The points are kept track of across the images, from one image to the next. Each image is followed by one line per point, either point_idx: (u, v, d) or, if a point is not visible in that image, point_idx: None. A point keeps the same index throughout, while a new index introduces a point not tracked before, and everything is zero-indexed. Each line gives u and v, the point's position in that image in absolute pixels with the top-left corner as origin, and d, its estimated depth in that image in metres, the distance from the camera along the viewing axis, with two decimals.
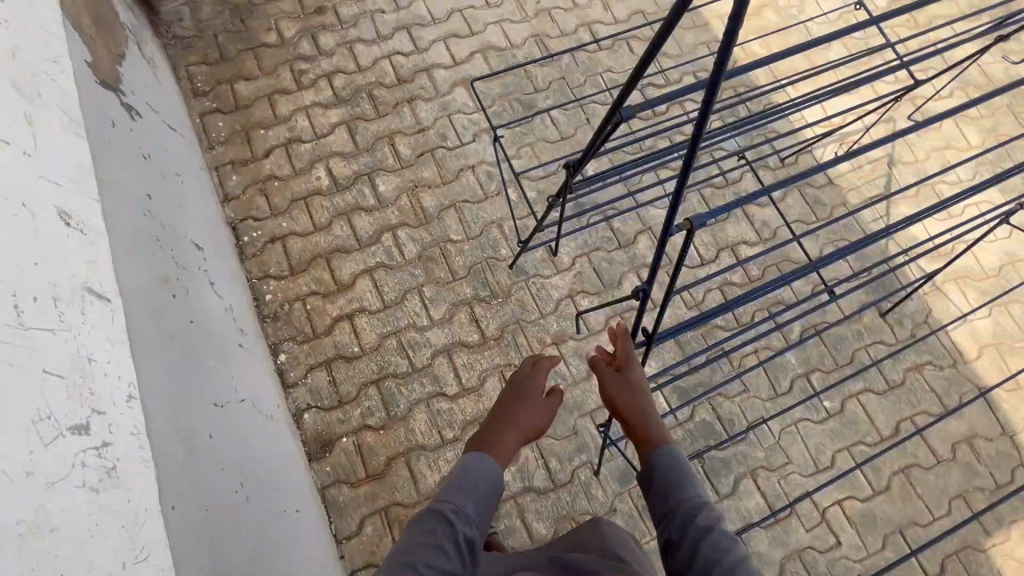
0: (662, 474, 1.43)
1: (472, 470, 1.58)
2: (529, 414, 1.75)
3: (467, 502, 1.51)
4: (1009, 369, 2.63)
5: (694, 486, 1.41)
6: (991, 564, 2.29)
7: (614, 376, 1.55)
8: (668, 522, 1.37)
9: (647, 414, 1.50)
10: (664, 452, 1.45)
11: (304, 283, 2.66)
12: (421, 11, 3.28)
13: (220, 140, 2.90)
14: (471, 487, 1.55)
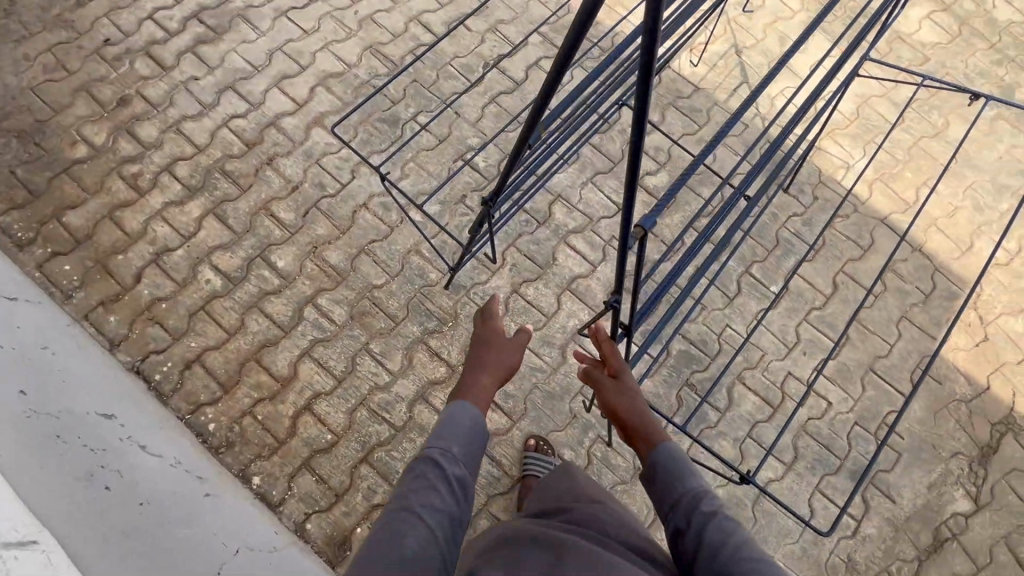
0: (661, 465, 1.35)
1: (452, 415, 1.43)
2: (498, 355, 1.60)
3: (453, 443, 1.36)
4: (898, 193, 2.92)
5: (693, 475, 1.33)
6: (946, 362, 2.60)
7: (612, 381, 1.52)
8: (673, 512, 1.29)
9: (644, 416, 1.45)
10: (664, 447, 1.38)
11: (244, 394, 2.41)
12: (240, 64, 2.98)
13: (76, 284, 2.51)
14: (450, 429, 1.39)
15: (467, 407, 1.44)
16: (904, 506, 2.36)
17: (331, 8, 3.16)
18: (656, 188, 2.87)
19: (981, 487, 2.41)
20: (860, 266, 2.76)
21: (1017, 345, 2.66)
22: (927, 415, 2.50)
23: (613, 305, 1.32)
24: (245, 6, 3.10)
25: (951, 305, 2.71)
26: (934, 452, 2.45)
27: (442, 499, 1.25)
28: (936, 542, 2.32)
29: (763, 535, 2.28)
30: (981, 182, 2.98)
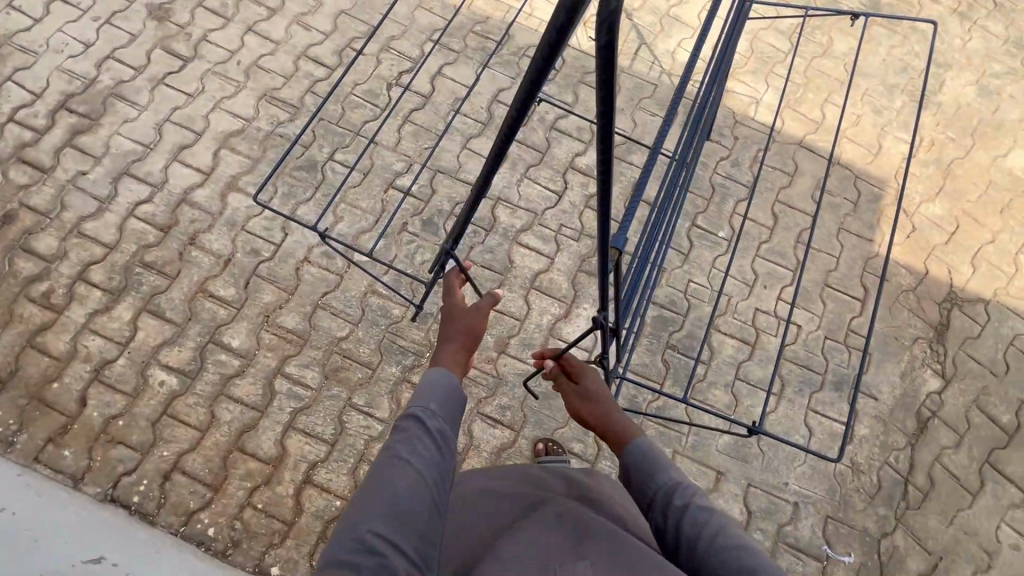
0: (634, 464, 1.32)
1: (427, 382, 1.36)
2: (466, 320, 1.47)
3: (432, 399, 1.31)
4: (807, 115, 3.08)
5: (664, 468, 1.30)
6: (887, 260, 2.80)
7: (574, 387, 1.51)
8: (652, 510, 1.27)
9: (614, 417, 1.43)
10: (636, 443, 1.35)
11: (237, 488, 2.28)
12: (128, 146, 2.75)
13: (15, 428, 2.28)
14: (426, 390, 1.34)
15: (443, 373, 1.37)
16: (886, 400, 2.54)
17: (211, 64, 2.97)
18: (588, 167, 2.90)
19: (944, 363, 2.62)
20: (791, 192, 2.91)
21: (941, 227, 2.89)
22: (884, 311, 2.69)
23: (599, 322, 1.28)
24: (115, 84, 2.87)
25: (878, 206, 2.91)
26: (898, 343, 2.64)
27: (427, 453, 1.23)
28: (920, 423, 2.51)
29: (774, 465, 2.40)
30: (874, 87, 3.19)
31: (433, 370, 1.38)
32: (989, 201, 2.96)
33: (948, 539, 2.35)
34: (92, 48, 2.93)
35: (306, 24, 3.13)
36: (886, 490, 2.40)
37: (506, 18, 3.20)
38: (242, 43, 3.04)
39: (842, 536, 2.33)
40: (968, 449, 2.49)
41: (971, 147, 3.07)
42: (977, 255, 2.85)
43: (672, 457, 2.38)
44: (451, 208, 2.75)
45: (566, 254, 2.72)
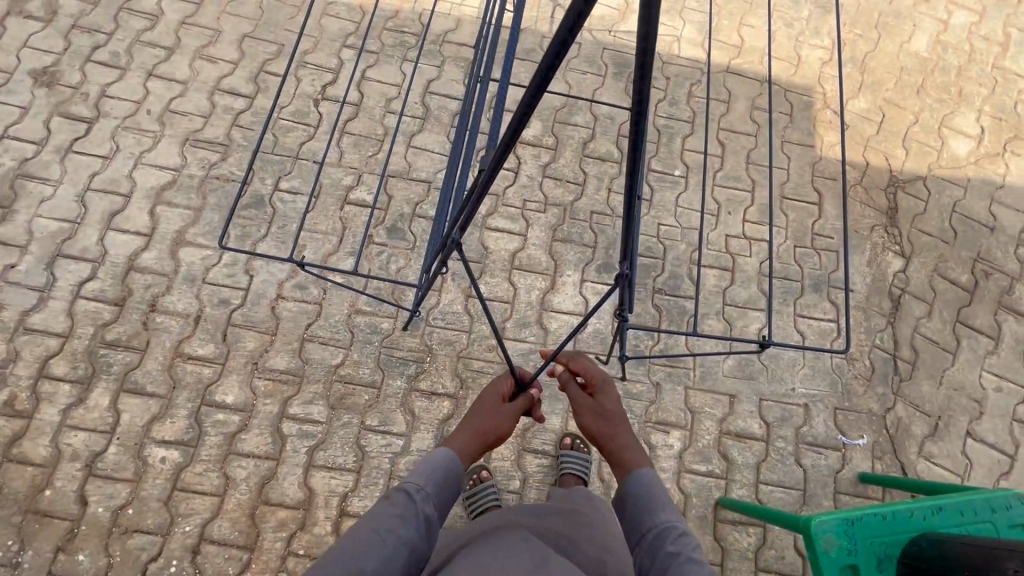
0: (633, 498, 1.40)
1: (433, 461, 1.40)
2: (488, 422, 1.50)
3: (429, 482, 1.36)
4: (727, 41, 3.18)
5: (666, 511, 1.36)
6: (830, 161, 2.95)
7: (591, 401, 1.54)
8: (639, 547, 1.34)
9: (628, 444, 1.48)
10: (640, 477, 1.42)
11: (272, 541, 2.22)
12: (53, 226, 2.55)
13: (16, 547, 2.13)
14: (429, 471, 1.37)
15: (451, 463, 1.41)
16: (860, 289, 2.71)
17: (119, 120, 2.78)
18: (536, 137, 2.91)
19: (902, 243, 2.81)
20: (730, 118, 3.01)
21: (870, 119, 3.06)
22: (839, 209, 2.86)
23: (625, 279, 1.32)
24: (19, 163, 2.65)
25: (811, 113, 3.06)
26: (858, 235, 2.81)
27: (410, 534, 1.27)
28: (895, 302, 2.69)
29: (778, 375, 2.53)
30: (780, 2, 3.32)
31: (442, 453, 1.42)
32: (905, 85, 3.16)
33: (942, 399, 2.55)
34: None
35: (210, 56, 2.96)
36: (880, 370, 2.57)
37: (417, 8, 3.13)
38: (146, 91, 2.85)
39: (853, 422, 2.49)
40: (940, 315, 2.69)
41: (878, 40, 3.25)
42: (906, 138, 3.04)
43: (686, 393, 2.47)
44: (412, 209, 2.70)
45: (537, 227, 2.73)
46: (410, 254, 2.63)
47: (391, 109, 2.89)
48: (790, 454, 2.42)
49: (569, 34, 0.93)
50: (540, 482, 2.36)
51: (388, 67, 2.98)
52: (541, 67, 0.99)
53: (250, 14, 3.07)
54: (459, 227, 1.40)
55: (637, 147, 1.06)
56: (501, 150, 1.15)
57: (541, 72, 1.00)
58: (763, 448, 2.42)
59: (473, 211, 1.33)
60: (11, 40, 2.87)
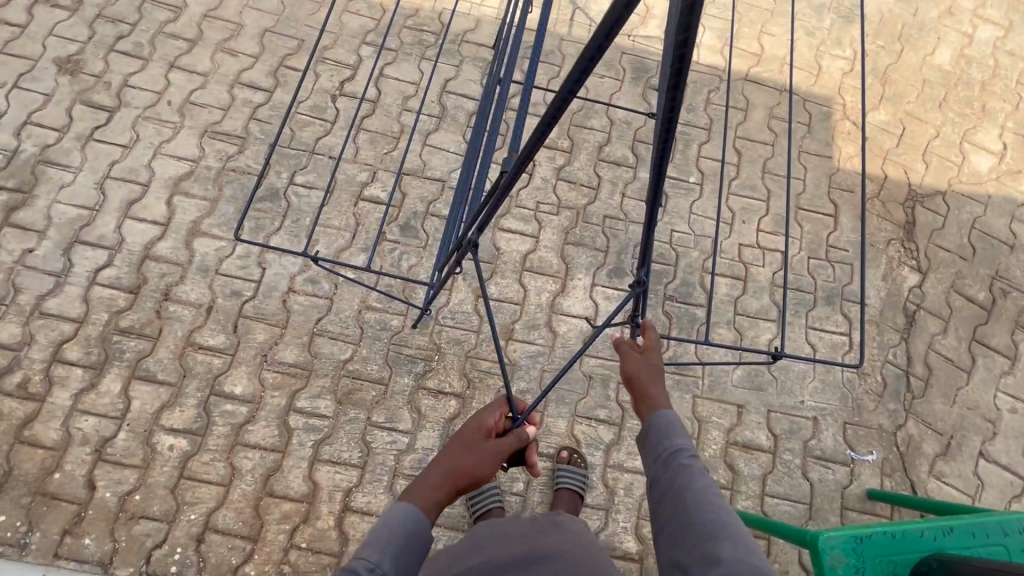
0: (653, 423, 1.31)
1: (390, 522, 1.24)
2: (460, 462, 1.33)
3: (384, 557, 1.18)
4: (746, 49, 3.15)
5: (682, 437, 1.28)
6: (848, 173, 2.93)
7: (642, 355, 1.41)
8: (651, 464, 1.28)
9: (656, 380, 1.37)
10: (664, 414, 1.31)
11: (276, 533, 2.23)
12: (72, 213, 2.59)
13: (25, 529, 2.16)
14: (386, 540, 1.20)
15: (413, 522, 1.24)
16: (874, 303, 2.68)
17: (140, 110, 2.81)
18: (552, 140, 2.91)
19: (918, 257, 2.77)
20: (747, 126, 2.99)
21: (890, 132, 3.03)
22: (855, 222, 2.83)
23: (640, 285, 1.32)
24: (41, 149, 2.69)
25: (829, 123, 3.03)
26: (874, 248, 2.78)
27: None
28: (909, 318, 2.66)
29: (788, 387, 2.51)
30: (803, 10, 3.29)
31: (404, 508, 1.26)
32: (927, 98, 3.12)
33: (954, 418, 2.52)
34: (6, 116, 2.73)
35: (231, 49, 2.98)
36: (892, 386, 2.54)
37: (437, 7, 3.14)
38: (167, 82, 2.88)
39: (863, 438, 2.46)
40: (955, 332, 2.66)
41: (900, 52, 3.21)
42: (926, 152, 3.00)
43: (693, 401, 2.45)
44: (425, 207, 2.71)
45: (549, 229, 2.73)
46: (421, 253, 2.63)
47: (407, 106, 2.90)
48: (797, 467, 2.39)
49: (605, 40, 0.91)
50: (543, 486, 2.36)
51: (406, 65, 2.99)
52: (573, 72, 0.98)
53: (272, 9, 3.10)
54: (477, 228, 1.38)
55: (664, 156, 1.05)
56: (525, 155, 1.14)
57: (572, 76, 0.99)
58: (770, 460, 2.39)
59: (493, 211, 1.32)
60: (37, 27, 2.92)
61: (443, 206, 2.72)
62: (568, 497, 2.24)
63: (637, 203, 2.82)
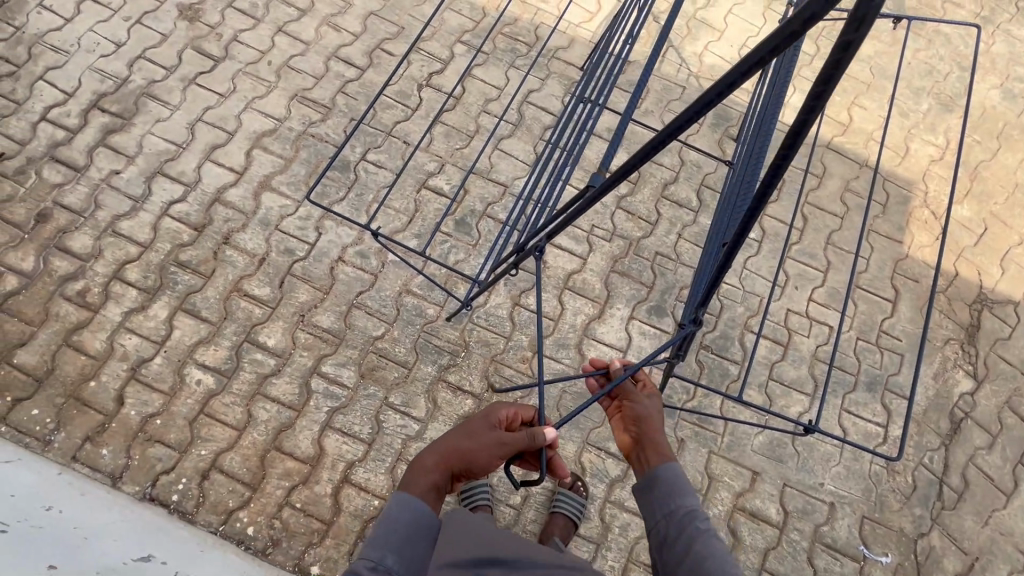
0: (662, 481, 1.39)
1: (389, 514, 1.29)
2: (464, 449, 1.36)
3: (387, 553, 1.23)
4: (832, 116, 3.10)
5: (691, 494, 1.38)
6: (917, 262, 2.82)
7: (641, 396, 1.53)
8: (662, 523, 1.35)
9: (660, 431, 1.48)
10: (670, 469, 1.40)
11: (275, 487, 2.29)
12: (161, 146, 2.76)
13: (52, 426, 2.28)
14: (386, 533, 1.26)
15: (412, 512, 1.30)
16: (919, 401, 2.55)
17: (242, 65, 2.98)
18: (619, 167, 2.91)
19: (976, 364, 2.64)
20: (820, 193, 2.92)
21: (970, 229, 2.90)
22: (914, 313, 2.71)
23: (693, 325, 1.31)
24: (147, 83, 2.89)
25: (907, 208, 2.93)
26: (930, 344, 2.66)
27: None
28: (954, 424, 2.52)
29: (809, 465, 2.41)
30: (901, 89, 3.21)
31: (402, 500, 1.31)
32: (1016, 203, 2.99)
33: (984, 540, 2.36)
34: (124, 48, 2.95)
35: (336, 25, 3.14)
36: (922, 491, 2.40)
37: (535, 19, 3.22)
38: (272, 44, 3.05)
39: (879, 537, 2.33)
40: (1002, 450, 2.50)
41: (997, 151, 3.09)
42: (1006, 258, 2.86)
43: (708, 456, 2.39)
44: (484, 208, 2.76)
45: (599, 253, 2.73)
46: (470, 250, 2.68)
47: (487, 109, 2.97)
48: (803, 550, 2.29)
49: (740, 78, 0.90)
50: (540, 505, 2.33)
51: (494, 69, 3.07)
52: (697, 103, 0.98)
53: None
54: (547, 234, 1.37)
55: (758, 208, 1.04)
56: (619, 176, 1.12)
57: (694, 108, 0.99)
58: (777, 535, 2.30)
59: (567, 223, 1.30)
60: None
61: (500, 209, 2.76)
62: (563, 525, 2.21)
63: (691, 247, 2.80)
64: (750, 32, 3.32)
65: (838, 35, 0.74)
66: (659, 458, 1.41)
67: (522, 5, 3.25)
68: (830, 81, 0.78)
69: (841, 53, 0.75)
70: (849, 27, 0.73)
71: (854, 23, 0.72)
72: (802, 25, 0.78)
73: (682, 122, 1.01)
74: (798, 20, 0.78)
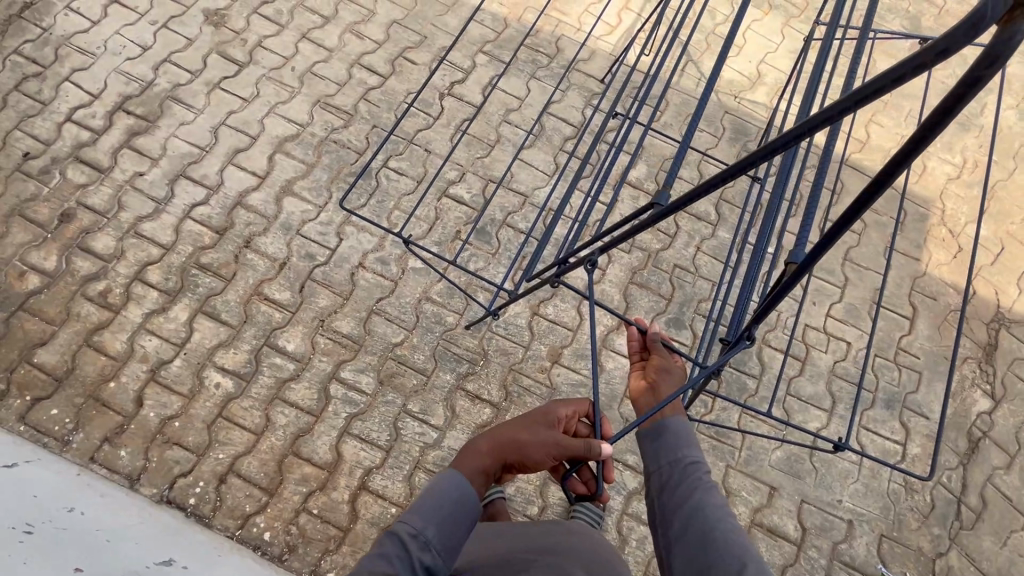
0: (668, 429, 1.36)
1: (438, 487, 1.29)
2: (520, 439, 1.36)
3: (429, 524, 1.22)
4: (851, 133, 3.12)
5: (694, 447, 1.35)
6: (935, 280, 2.82)
7: (666, 361, 1.50)
8: (664, 469, 1.33)
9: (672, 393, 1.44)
10: (676, 420, 1.38)
11: (292, 492, 2.28)
12: (185, 149, 2.78)
13: (71, 427, 2.28)
14: (432, 505, 1.25)
15: (461, 491, 1.28)
16: (937, 419, 2.55)
17: (266, 70, 3.01)
18: (638, 180, 2.93)
19: (994, 383, 2.64)
20: (838, 210, 2.94)
21: (987, 248, 2.92)
22: (932, 330, 2.71)
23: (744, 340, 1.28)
24: (172, 86, 2.91)
25: (924, 225, 2.94)
26: (947, 362, 2.66)
27: None
28: (972, 444, 2.52)
29: (827, 482, 2.41)
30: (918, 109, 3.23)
31: (451, 476, 1.30)
32: None
33: (1003, 561, 2.35)
34: (150, 51, 2.97)
35: (359, 32, 3.18)
36: (941, 510, 2.40)
37: (556, 31, 3.26)
38: (296, 50, 3.08)
39: (897, 555, 2.32)
40: (1020, 471, 2.49)
41: (1014, 170, 3.11)
42: None
43: (726, 470, 2.38)
44: (504, 217, 2.78)
45: (618, 264, 2.74)
46: (490, 259, 2.69)
47: (508, 119, 3.00)
48: (821, 568, 2.28)
49: (852, 105, 0.84)
50: (557, 516, 2.33)
51: (515, 78, 3.10)
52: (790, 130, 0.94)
53: (403, 5, 3.29)
54: (601, 249, 1.32)
55: (827, 244, 0.99)
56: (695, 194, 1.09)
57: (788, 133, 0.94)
58: (795, 552, 2.29)
59: (626, 237, 1.26)
60: None
61: (519, 219, 2.78)
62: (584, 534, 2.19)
63: (710, 259, 2.81)
64: (768, 49, 3.35)
65: (968, 69, 0.69)
66: (670, 409, 1.39)
67: (543, 17, 3.28)
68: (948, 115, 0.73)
69: (966, 87, 0.70)
70: (982, 63, 0.68)
71: (985, 60, 0.67)
72: (932, 57, 0.73)
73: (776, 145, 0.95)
74: (930, 51, 0.74)
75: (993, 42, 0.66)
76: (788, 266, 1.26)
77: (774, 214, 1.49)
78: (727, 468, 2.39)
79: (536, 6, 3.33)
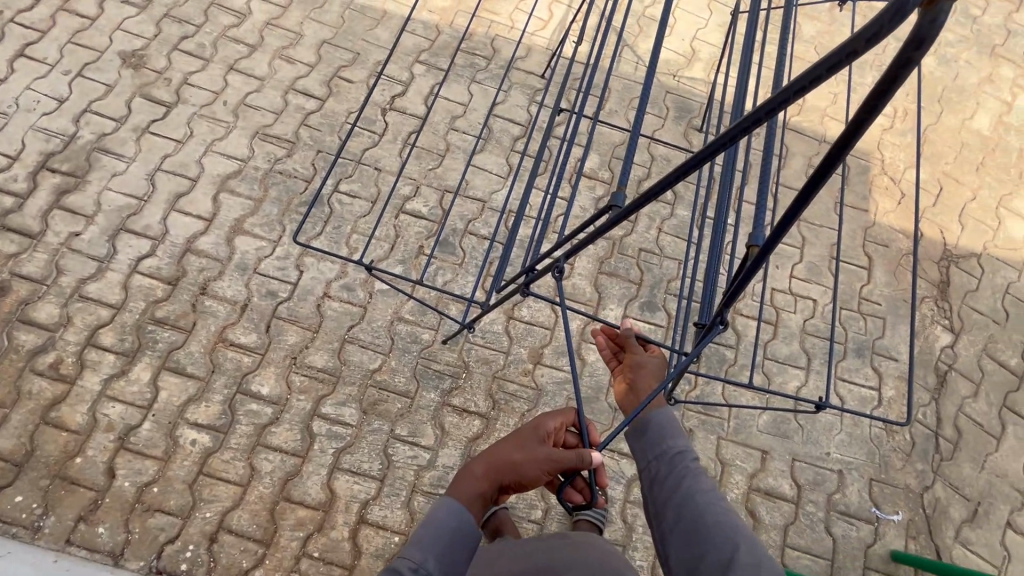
0: (653, 423, 1.39)
1: (434, 516, 1.27)
2: (511, 458, 1.34)
3: (428, 556, 1.19)
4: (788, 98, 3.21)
5: (681, 437, 1.37)
6: (885, 227, 2.94)
7: (642, 357, 1.52)
8: (653, 463, 1.34)
9: (650, 387, 1.45)
10: (659, 413, 1.41)
11: (289, 539, 2.20)
12: (121, 201, 2.64)
13: (41, 511, 2.14)
14: (429, 536, 1.23)
15: (457, 519, 1.26)
16: (905, 360, 2.67)
17: (197, 107, 2.89)
18: (592, 170, 2.94)
19: (951, 317, 2.77)
20: (786, 173, 3.02)
21: (927, 190, 3.06)
22: (889, 276, 2.83)
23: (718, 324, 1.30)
24: (97, 137, 2.76)
25: (867, 177, 3.06)
26: (907, 305, 2.78)
27: None
28: (940, 378, 2.64)
29: (813, 437, 2.48)
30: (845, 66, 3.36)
31: (447, 504, 1.28)
32: (965, 161, 3.16)
33: (983, 484, 2.47)
34: (67, 102, 2.81)
35: (289, 57, 3.09)
36: (921, 446, 2.51)
37: (489, 32, 3.24)
38: (225, 83, 2.97)
39: (888, 496, 2.42)
40: (986, 396, 2.63)
41: (940, 114, 3.27)
42: (964, 214, 3.02)
43: (717, 442, 2.43)
44: (465, 225, 2.75)
45: (585, 257, 2.75)
46: (458, 269, 2.65)
47: (455, 126, 2.96)
48: (820, 520, 2.35)
49: (793, 95, 0.86)
50: (562, 515, 2.32)
51: (455, 84, 3.07)
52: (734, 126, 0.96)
53: (331, 24, 3.21)
54: (567, 254, 1.32)
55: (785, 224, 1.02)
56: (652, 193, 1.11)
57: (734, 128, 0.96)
58: (794, 510, 2.35)
59: (587, 242, 1.27)
60: (106, 21, 3.03)
61: (481, 225, 2.75)
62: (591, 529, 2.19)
63: (673, 238, 2.85)
64: (699, 25, 3.42)
65: (897, 52, 0.72)
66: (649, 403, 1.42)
67: (475, 20, 3.26)
68: (884, 96, 0.76)
69: (899, 69, 0.73)
70: (910, 46, 0.70)
71: (912, 42, 0.70)
72: (863, 44, 0.76)
73: (726, 139, 0.98)
74: (859, 39, 0.76)
75: (919, 24, 0.69)
76: (750, 248, 1.30)
77: (728, 191, 1.53)
78: (718, 440, 2.43)
79: (466, 9, 3.30)
